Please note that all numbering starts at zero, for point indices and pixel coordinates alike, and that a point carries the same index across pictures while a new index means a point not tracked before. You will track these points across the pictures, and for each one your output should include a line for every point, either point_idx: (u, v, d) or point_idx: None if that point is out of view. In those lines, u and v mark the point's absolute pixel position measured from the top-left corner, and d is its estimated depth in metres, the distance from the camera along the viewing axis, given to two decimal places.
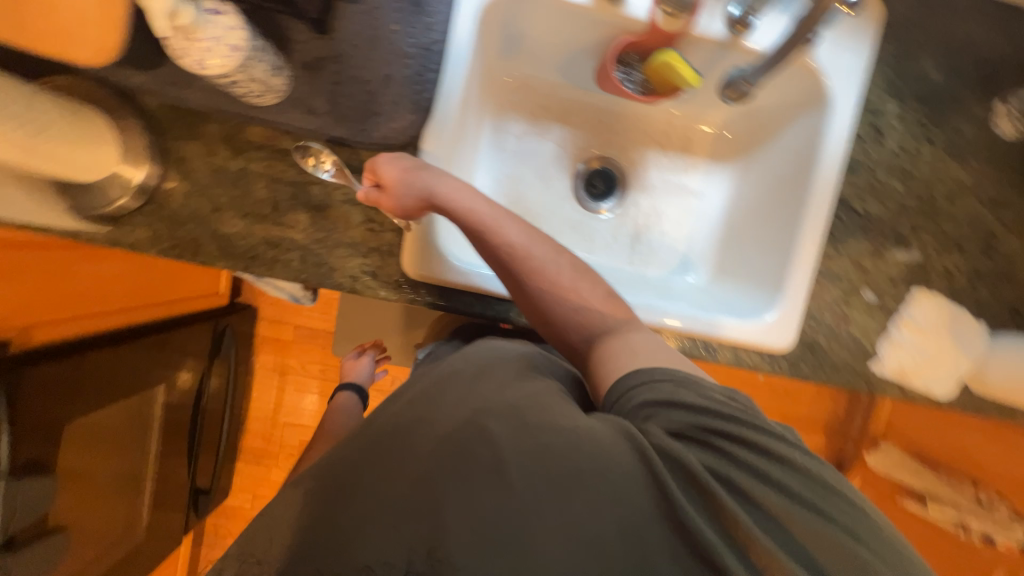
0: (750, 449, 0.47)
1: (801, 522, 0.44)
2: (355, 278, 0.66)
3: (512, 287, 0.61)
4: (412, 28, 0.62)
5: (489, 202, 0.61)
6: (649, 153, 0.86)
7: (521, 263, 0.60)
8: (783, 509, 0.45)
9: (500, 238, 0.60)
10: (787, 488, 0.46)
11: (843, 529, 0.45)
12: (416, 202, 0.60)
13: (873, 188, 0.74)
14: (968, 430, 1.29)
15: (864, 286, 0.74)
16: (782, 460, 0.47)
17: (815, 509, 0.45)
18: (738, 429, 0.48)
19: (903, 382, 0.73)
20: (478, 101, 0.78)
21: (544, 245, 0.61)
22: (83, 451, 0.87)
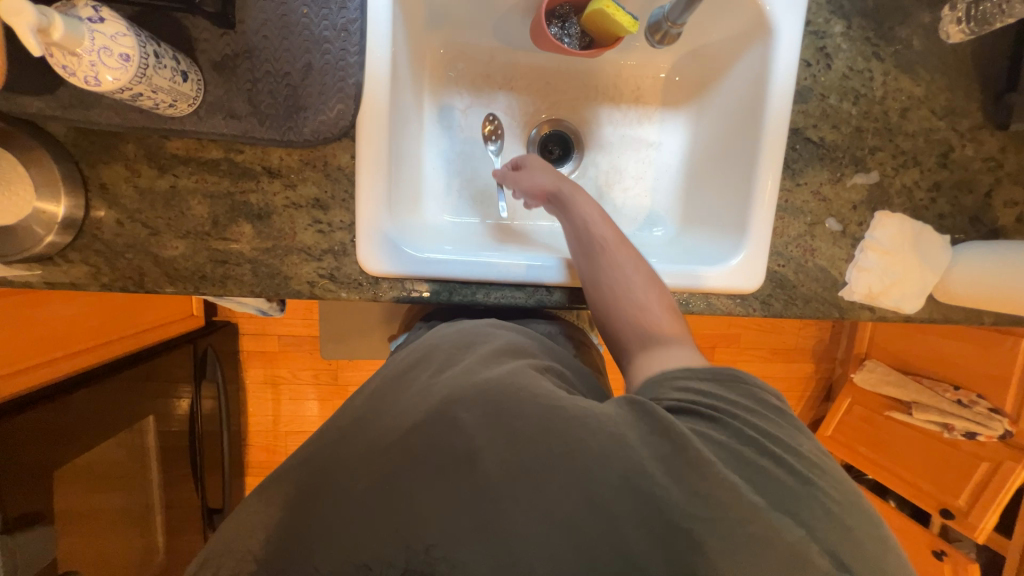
0: (741, 424, 0.46)
1: (789, 490, 0.42)
2: (312, 283, 0.64)
3: (583, 265, 0.65)
4: (324, 9, 0.58)
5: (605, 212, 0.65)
6: (601, 109, 0.83)
7: (610, 255, 0.62)
8: (778, 484, 0.43)
9: (603, 232, 0.64)
10: (783, 462, 0.44)
11: (828, 495, 0.43)
12: (542, 187, 0.69)
13: (827, 115, 0.73)
14: (945, 337, 1.35)
15: (826, 216, 0.73)
16: (775, 435, 0.46)
17: (811, 483, 0.43)
18: (735, 408, 0.48)
19: (873, 303, 0.74)
20: (413, 79, 0.74)
21: (633, 255, 0.62)
22: (78, 493, 0.85)
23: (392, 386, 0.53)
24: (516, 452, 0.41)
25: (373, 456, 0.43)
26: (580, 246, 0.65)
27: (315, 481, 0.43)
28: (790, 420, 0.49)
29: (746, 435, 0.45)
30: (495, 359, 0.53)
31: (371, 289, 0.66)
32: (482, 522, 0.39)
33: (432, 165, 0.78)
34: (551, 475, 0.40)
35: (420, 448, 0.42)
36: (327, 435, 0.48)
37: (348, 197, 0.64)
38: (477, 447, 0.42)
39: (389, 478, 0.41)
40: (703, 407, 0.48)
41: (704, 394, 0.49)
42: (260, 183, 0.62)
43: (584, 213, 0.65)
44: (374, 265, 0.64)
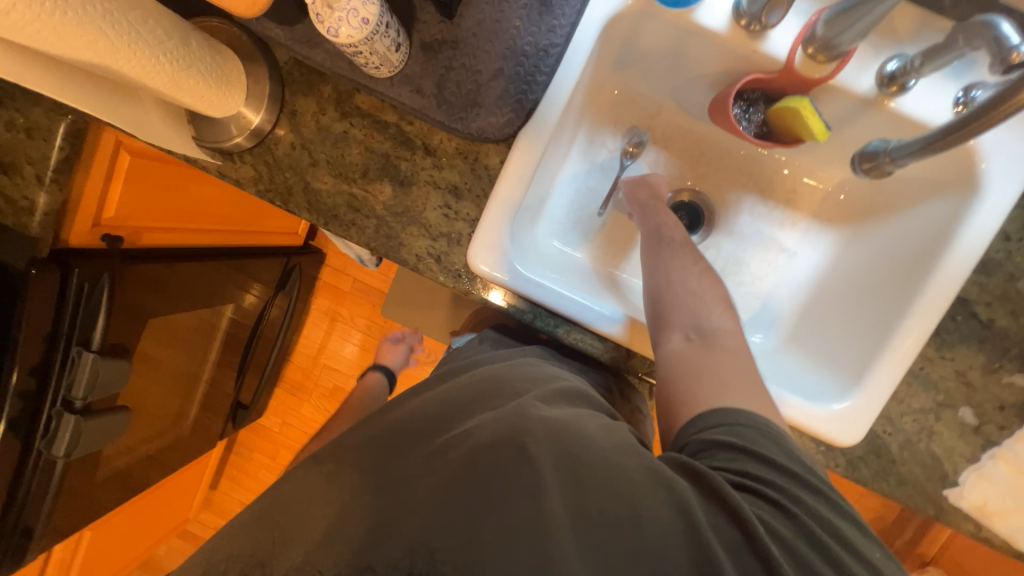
0: (806, 513, 0.44)
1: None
2: (421, 257, 0.68)
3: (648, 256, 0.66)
4: (534, 27, 0.61)
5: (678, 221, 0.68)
6: (745, 197, 0.80)
7: (670, 251, 0.64)
8: None
9: (671, 232, 0.66)
10: (847, 567, 0.42)
11: None
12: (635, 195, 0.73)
13: (1006, 297, 0.64)
14: None
15: (962, 402, 0.64)
16: (840, 535, 0.43)
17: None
18: (795, 487, 0.45)
19: (982, 520, 0.63)
20: (579, 109, 0.76)
21: (706, 274, 0.62)
22: (157, 340, 0.96)
23: (464, 395, 0.55)
24: (586, 506, 0.41)
25: (438, 461, 0.45)
26: (649, 236, 0.67)
27: (380, 472, 0.47)
28: (859, 518, 0.46)
29: (804, 528, 0.43)
30: (568, 403, 0.54)
31: (468, 284, 0.68)
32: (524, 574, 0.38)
33: (561, 191, 0.80)
34: (611, 546, 0.40)
35: (491, 468, 0.43)
36: (391, 432, 0.52)
37: (483, 195, 0.67)
38: (547, 487, 0.42)
39: (454, 483, 0.43)
40: (765, 484, 0.45)
41: (762, 465, 0.46)
42: (414, 155, 0.67)
43: (660, 218, 0.68)
44: (480, 258, 0.65)
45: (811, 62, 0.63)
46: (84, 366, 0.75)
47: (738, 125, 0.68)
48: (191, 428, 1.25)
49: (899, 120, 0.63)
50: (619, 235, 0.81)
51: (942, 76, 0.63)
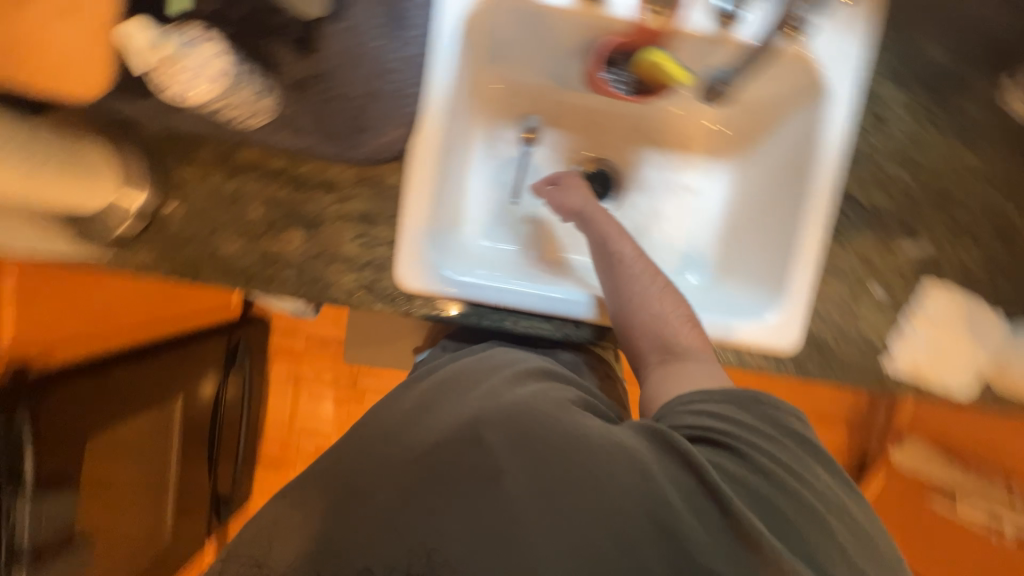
0: (760, 454, 0.49)
1: (800, 525, 0.46)
2: (351, 292, 0.67)
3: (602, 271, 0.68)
4: (394, 42, 0.63)
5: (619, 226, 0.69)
6: (644, 152, 0.85)
7: (623, 268, 0.67)
8: (792, 512, 0.46)
9: (620, 245, 0.68)
10: (797, 494, 0.47)
11: (837, 530, 0.46)
12: (567, 206, 0.72)
13: (879, 180, 0.71)
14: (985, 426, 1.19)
15: (871, 281, 0.71)
16: (789, 468, 0.49)
17: (817, 513, 0.47)
18: (750, 436, 0.51)
19: (918, 379, 0.70)
20: (467, 110, 0.77)
21: (658, 282, 0.66)
22: (99, 463, 0.87)
23: (421, 401, 0.55)
24: (550, 479, 0.42)
25: (406, 470, 0.44)
26: (598, 253, 0.69)
27: (340, 481, 0.45)
28: (809, 453, 0.52)
29: (760, 467, 0.48)
30: (527, 380, 0.54)
31: (404, 306, 0.68)
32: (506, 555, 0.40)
33: (476, 191, 0.82)
34: (582, 513, 0.41)
35: (454, 457, 0.44)
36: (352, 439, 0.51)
37: (394, 216, 0.67)
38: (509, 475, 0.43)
39: (420, 491, 0.42)
40: (723, 436, 0.51)
41: (721, 421, 0.52)
42: (316, 195, 0.66)
43: (602, 227, 0.69)
44: (410, 279, 0.66)
45: (659, 17, 0.67)
46: (24, 512, 0.72)
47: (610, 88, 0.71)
48: (173, 538, 1.16)
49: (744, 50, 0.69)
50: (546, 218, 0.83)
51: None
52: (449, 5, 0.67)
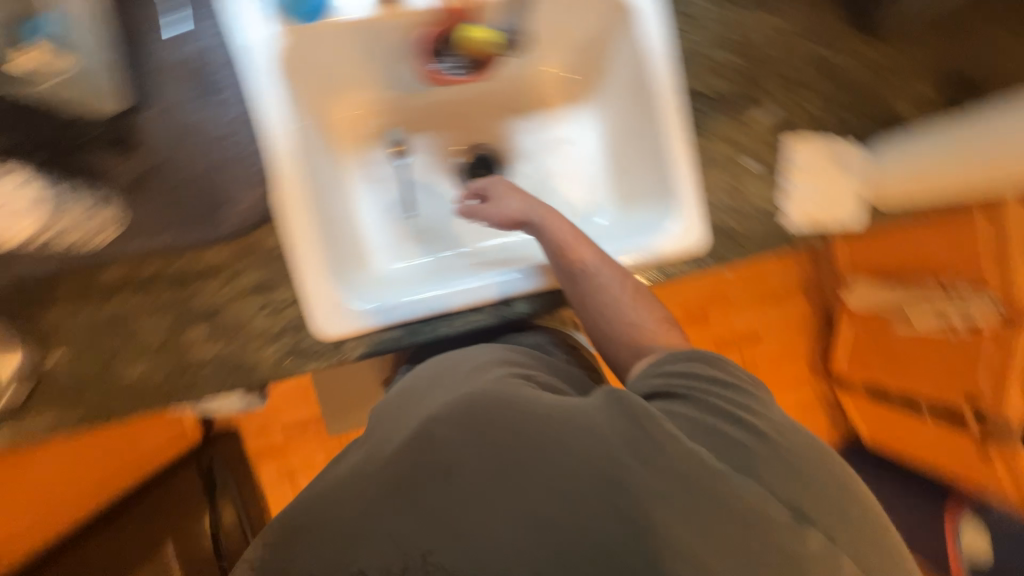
0: (716, 398, 0.55)
1: (758, 456, 0.51)
2: (278, 363, 0.64)
3: (564, 279, 0.69)
4: (210, 111, 0.62)
5: (573, 231, 0.70)
6: (511, 123, 0.90)
7: (586, 279, 0.67)
8: (745, 442, 0.52)
9: (580, 254, 0.68)
10: (751, 426, 0.52)
11: (789, 454, 0.51)
12: (509, 215, 0.73)
13: (709, 67, 0.76)
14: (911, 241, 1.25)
15: (741, 156, 0.76)
16: (742, 405, 0.55)
17: (768, 442, 0.52)
18: (707, 386, 0.57)
19: (817, 224, 0.76)
20: (326, 146, 0.77)
21: (624, 282, 0.68)
22: None
23: (392, 412, 0.64)
24: (500, 445, 0.51)
25: (375, 478, 0.52)
26: (560, 267, 0.69)
27: (318, 503, 0.54)
28: (762, 391, 0.58)
29: (719, 409, 0.54)
30: (476, 370, 0.63)
31: (336, 356, 0.66)
32: (471, 516, 0.48)
33: (373, 219, 0.83)
34: (531, 464, 0.49)
35: (410, 454, 0.52)
36: (333, 469, 0.60)
37: (287, 274, 0.64)
38: (463, 453, 0.51)
39: (385, 492, 0.50)
40: (682, 389, 0.57)
41: (679, 377, 0.58)
42: (200, 284, 0.62)
43: (557, 237, 0.70)
44: (331, 328, 0.64)
45: None
46: None
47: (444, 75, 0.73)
48: None
49: None
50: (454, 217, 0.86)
51: None
52: (257, 50, 0.64)
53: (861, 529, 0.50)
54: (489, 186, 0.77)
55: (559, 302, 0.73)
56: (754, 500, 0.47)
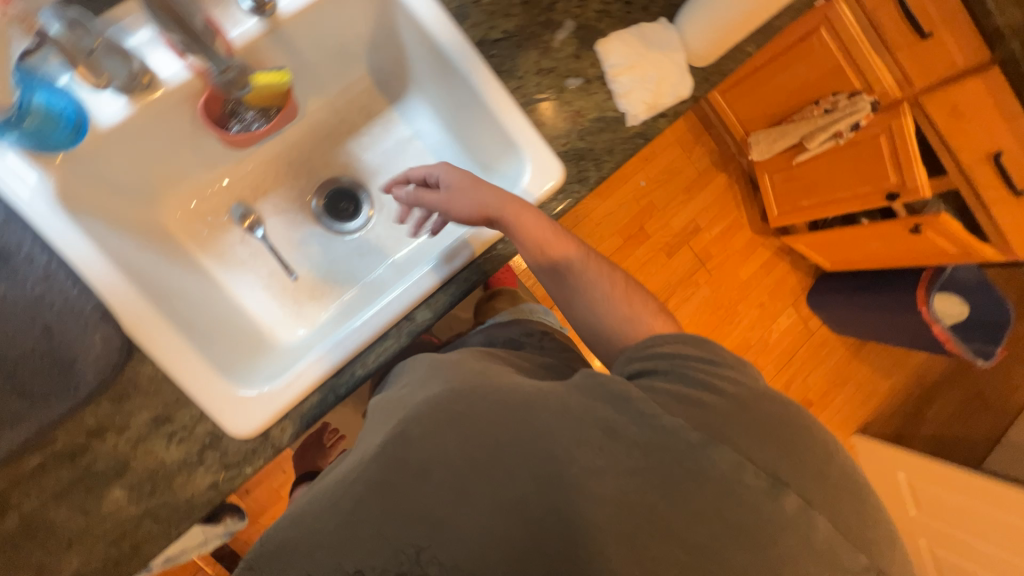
0: (700, 372, 0.59)
1: (731, 418, 0.56)
2: (215, 483, 0.62)
3: (547, 270, 0.73)
4: (14, 276, 0.56)
5: (553, 230, 0.69)
6: (350, 147, 0.87)
7: (573, 274, 0.72)
8: (723, 411, 0.56)
9: (566, 253, 0.71)
10: (729, 396, 0.57)
11: (767, 423, 0.56)
12: (477, 212, 0.68)
13: (493, 9, 0.72)
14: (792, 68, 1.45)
15: (564, 79, 0.75)
16: (722, 380, 0.59)
17: (748, 413, 0.56)
18: (692, 361, 0.61)
19: (658, 110, 0.78)
20: (168, 254, 0.73)
21: (602, 271, 0.73)
22: None
23: (374, 417, 0.72)
24: (472, 431, 0.59)
25: (361, 476, 0.60)
26: (543, 265, 0.72)
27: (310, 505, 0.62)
28: (747, 370, 0.61)
29: (698, 378, 0.59)
30: (452, 363, 0.70)
31: (268, 448, 0.64)
32: (444, 493, 0.57)
33: (257, 298, 0.80)
34: (501, 441, 0.57)
35: (388, 454, 0.60)
36: (333, 469, 0.68)
37: (179, 399, 0.61)
38: (439, 443, 0.59)
39: (370, 491, 0.58)
40: (664, 367, 0.61)
41: (663, 357, 0.62)
42: (95, 450, 0.59)
43: (538, 236, 0.68)
44: (244, 427, 0.61)
45: (209, 54, 0.61)
46: None
47: (243, 140, 0.68)
48: None
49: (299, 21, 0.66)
50: (342, 256, 0.86)
51: None
52: (29, 199, 0.57)
53: (835, 489, 0.55)
54: (450, 182, 0.70)
55: (463, 293, 0.71)
56: (725, 467, 0.53)
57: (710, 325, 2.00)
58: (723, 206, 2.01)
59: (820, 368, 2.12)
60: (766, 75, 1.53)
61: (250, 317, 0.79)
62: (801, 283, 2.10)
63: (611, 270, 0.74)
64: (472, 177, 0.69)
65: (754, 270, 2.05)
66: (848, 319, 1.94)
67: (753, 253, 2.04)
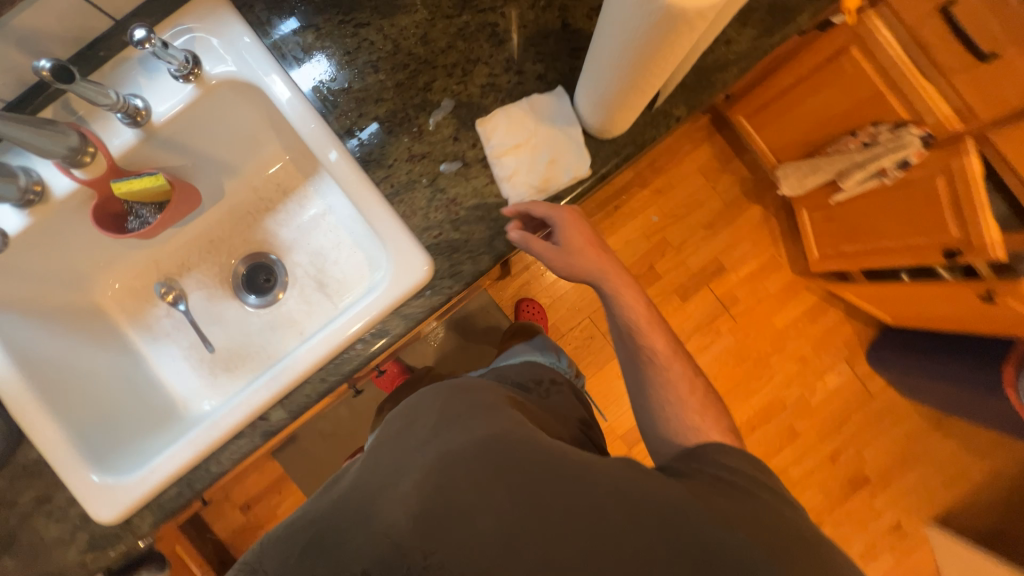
0: (754, 491, 0.61)
1: (785, 537, 0.56)
2: (84, 561, 0.67)
3: (623, 341, 0.79)
4: None
5: (645, 315, 0.77)
6: (268, 224, 0.88)
7: (650, 363, 0.77)
8: (779, 530, 0.57)
9: (653, 343, 0.77)
10: (783, 521, 0.58)
11: (827, 555, 0.55)
12: (579, 270, 0.68)
13: (363, 96, 0.68)
14: (826, 91, 1.18)
15: (438, 163, 0.68)
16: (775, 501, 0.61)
17: (804, 540, 0.56)
18: (744, 477, 0.63)
19: (549, 191, 0.68)
20: (89, 333, 0.80)
21: (679, 367, 0.77)
22: None
23: (390, 437, 0.68)
24: (521, 486, 0.57)
25: (401, 495, 0.59)
26: (623, 340, 0.79)
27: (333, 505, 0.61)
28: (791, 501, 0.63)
29: (743, 485, 0.62)
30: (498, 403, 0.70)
31: (130, 535, 0.67)
32: (484, 537, 0.55)
33: (173, 370, 0.85)
34: (548, 498, 0.56)
35: (426, 484, 0.59)
36: (354, 472, 0.66)
37: (58, 481, 0.67)
38: (485, 489, 0.57)
39: (406, 520, 0.57)
40: (718, 475, 0.63)
41: (720, 466, 0.64)
42: None
43: (633, 315, 0.77)
44: (104, 516, 0.65)
45: (91, 165, 0.67)
46: None
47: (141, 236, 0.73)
48: None
49: (173, 125, 0.69)
50: (256, 329, 0.88)
51: (147, 74, 0.68)
52: None
53: None
54: (562, 231, 0.67)
55: (321, 394, 0.69)
56: None
57: (733, 378, 1.72)
58: (755, 243, 1.73)
59: (882, 438, 1.73)
60: (793, 99, 1.28)
61: (164, 388, 0.83)
62: (858, 335, 1.74)
63: (691, 377, 0.77)
64: (585, 236, 0.68)
65: (794, 317, 1.74)
66: (917, 386, 1.57)
67: (793, 298, 1.74)
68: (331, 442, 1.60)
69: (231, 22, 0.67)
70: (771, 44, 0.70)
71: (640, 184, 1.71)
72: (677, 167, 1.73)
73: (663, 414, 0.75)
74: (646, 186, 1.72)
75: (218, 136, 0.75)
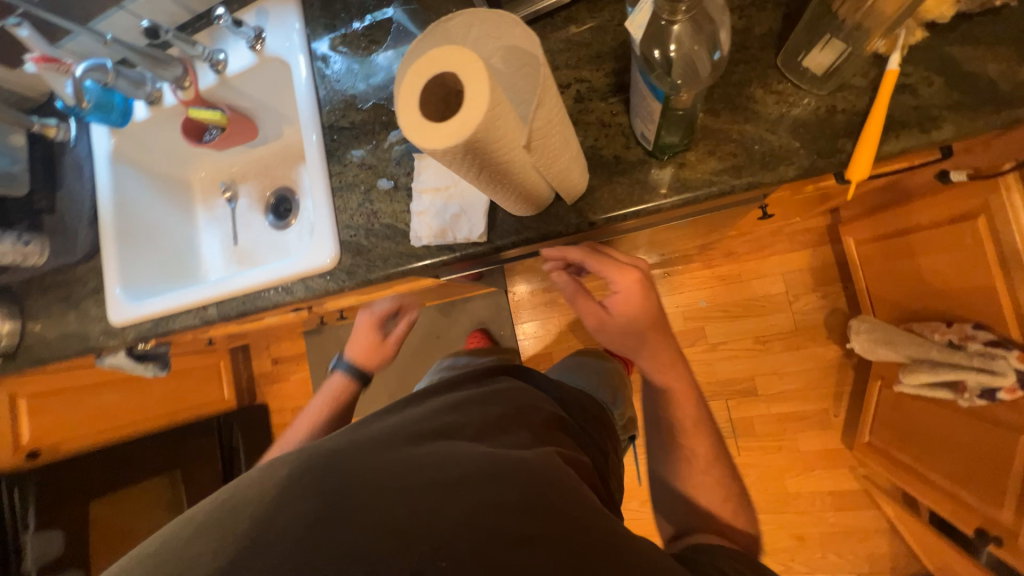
0: None
1: None
2: (99, 336, 1.01)
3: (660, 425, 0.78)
4: (80, 182, 1.03)
5: (698, 408, 0.77)
6: (301, 169, 1.08)
7: (685, 457, 0.75)
8: None
9: (694, 445, 0.75)
10: None
11: None
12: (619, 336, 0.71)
13: (350, 102, 0.80)
14: (939, 255, 0.89)
15: (378, 178, 0.77)
16: None
17: None
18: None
19: (446, 241, 0.71)
20: (176, 197, 1.14)
21: (726, 470, 0.74)
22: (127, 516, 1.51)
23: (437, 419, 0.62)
24: (576, 535, 0.45)
25: (431, 467, 0.51)
26: (660, 425, 0.78)
27: (354, 452, 0.54)
28: None
29: None
30: (537, 442, 0.60)
31: (122, 337, 1.00)
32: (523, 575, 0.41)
33: (208, 244, 1.15)
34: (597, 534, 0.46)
35: (462, 476, 0.50)
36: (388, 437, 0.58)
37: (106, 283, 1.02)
38: (533, 508, 0.47)
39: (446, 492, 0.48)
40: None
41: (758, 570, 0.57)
42: (74, 286, 1.04)
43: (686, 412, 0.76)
44: (115, 318, 0.98)
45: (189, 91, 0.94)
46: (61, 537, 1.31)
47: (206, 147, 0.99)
48: None
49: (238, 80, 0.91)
50: (262, 243, 1.11)
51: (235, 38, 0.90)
52: (101, 146, 1.02)
53: None
54: (617, 300, 0.68)
55: (239, 312, 0.89)
56: None
57: None
58: (810, 384, 1.43)
59: None
60: (906, 247, 0.99)
61: (199, 254, 1.15)
62: (891, 558, 1.35)
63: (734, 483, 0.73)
64: (643, 316, 0.69)
65: (819, 489, 1.41)
66: None
67: (828, 467, 1.40)
68: (340, 348, 1.92)
69: (293, 16, 0.85)
70: (734, 186, 0.59)
71: (705, 263, 1.51)
72: (756, 262, 1.47)
73: (682, 502, 0.73)
74: (711, 267, 1.51)
75: (274, 94, 0.96)
